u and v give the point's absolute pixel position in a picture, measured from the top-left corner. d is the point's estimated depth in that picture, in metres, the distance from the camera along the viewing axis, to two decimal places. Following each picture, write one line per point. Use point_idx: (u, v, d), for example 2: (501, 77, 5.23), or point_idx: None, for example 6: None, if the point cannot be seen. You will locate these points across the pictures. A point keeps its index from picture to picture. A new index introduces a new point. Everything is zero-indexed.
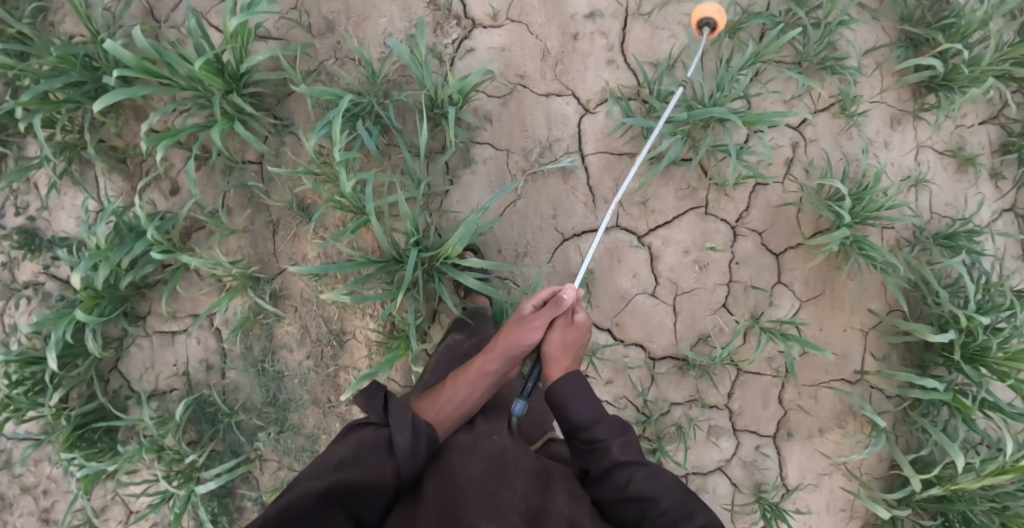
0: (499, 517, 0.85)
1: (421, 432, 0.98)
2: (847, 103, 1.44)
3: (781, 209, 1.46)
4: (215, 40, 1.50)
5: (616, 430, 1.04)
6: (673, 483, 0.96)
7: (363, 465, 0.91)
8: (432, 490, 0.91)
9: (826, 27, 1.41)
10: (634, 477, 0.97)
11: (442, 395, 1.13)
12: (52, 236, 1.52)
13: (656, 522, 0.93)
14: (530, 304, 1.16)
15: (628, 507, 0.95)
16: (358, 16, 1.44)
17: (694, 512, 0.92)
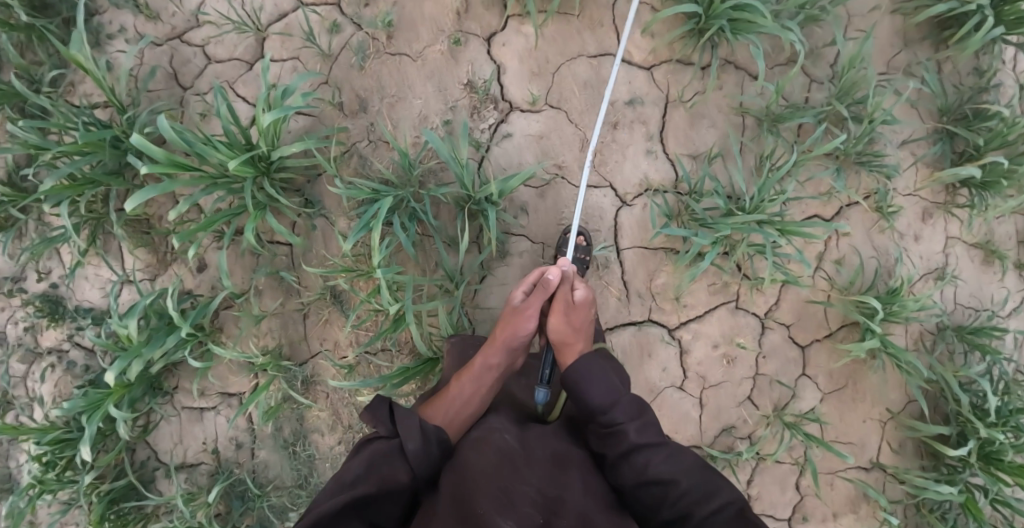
0: (515, 511, 0.90)
1: (430, 433, 1.02)
2: (882, 203, 1.44)
3: (809, 304, 1.47)
4: (243, 112, 1.47)
5: (633, 412, 1.04)
6: (691, 463, 0.98)
7: (378, 474, 0.96)
8: (449, 488, 0.96)
9: (870, 125, 1.40)
10: (653, 460, 0.99)
11: (448, 395, 1.14)
12: (75, 306, 1.50)
13: (676, 503, 0.95)
14: (519, 293, 1.18)
15: (647, 490, 0.98)
16: (393, 97, 1.40)
17: (714, 492, 0.95)
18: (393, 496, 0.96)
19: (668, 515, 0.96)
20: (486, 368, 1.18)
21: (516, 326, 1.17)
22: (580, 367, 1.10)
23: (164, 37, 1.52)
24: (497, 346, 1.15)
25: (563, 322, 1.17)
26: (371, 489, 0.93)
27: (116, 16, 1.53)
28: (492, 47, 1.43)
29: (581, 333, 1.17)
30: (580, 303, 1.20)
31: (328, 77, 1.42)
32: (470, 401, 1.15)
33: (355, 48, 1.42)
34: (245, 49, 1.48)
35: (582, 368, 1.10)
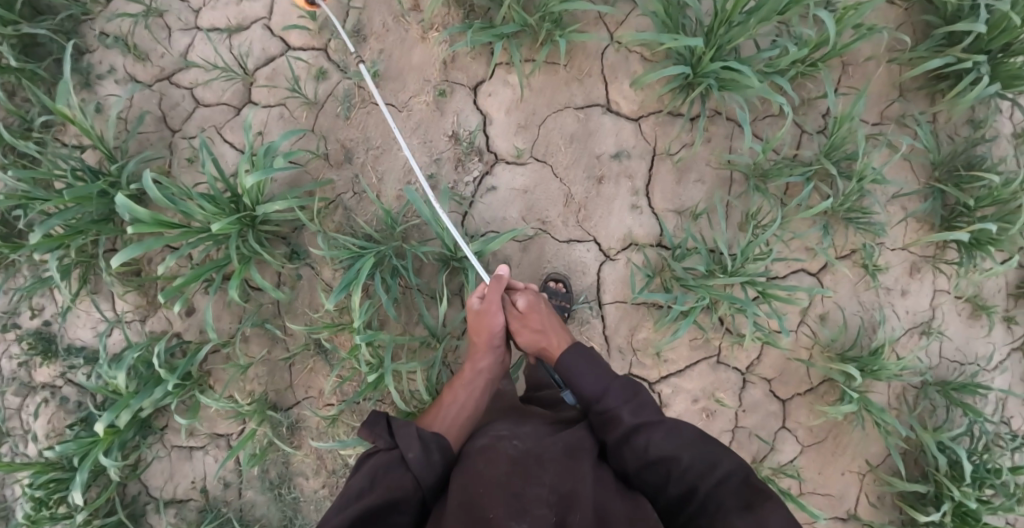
0: (527, 512, 0.89)
1: (430, 441, 1.04)
2: (867, 261, 1.43)
3: (791, 359, 1.47)
4: (230, 157, 1.48)
5: (625, 397, 1.09)
6: (691, 436, 1.00)
7: (382, 486, 0.96)
8: (456, 493, 0.95)
9: (859, 182, 1.38)
10: (652, 440, 1.01)
11: (443, 404, 1.21)
12: (68, 344, 1.52)
13: (683, 479, 0.97)
14: (475, 297, 1.24)
15: (651, 470, 0.99)
16: (378, 148, 1.40)
17: (717, 461, 0.96)
18: (400, 508, 0.95)
19: (676, 492, 0.97)
20: (474, 373, 1.25)
21: (486, 327, 1.24)
22: (564, 364, 1.17)
23: (153, 78, 1.54)
24: (477, 351, 1.23)
25: (528, 317, 1.24)
26: (376, 500, 0.93)
27: (106, 55, 1.55)
28: (478, 97, 1.42)
29: (545, 328, 1.23)
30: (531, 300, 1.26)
31: (314, 126, 1.43)
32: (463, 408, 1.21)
33: (341, 97, 1.43)
34: (232, 93, 1.49)
35: (564, 363, 1.16)
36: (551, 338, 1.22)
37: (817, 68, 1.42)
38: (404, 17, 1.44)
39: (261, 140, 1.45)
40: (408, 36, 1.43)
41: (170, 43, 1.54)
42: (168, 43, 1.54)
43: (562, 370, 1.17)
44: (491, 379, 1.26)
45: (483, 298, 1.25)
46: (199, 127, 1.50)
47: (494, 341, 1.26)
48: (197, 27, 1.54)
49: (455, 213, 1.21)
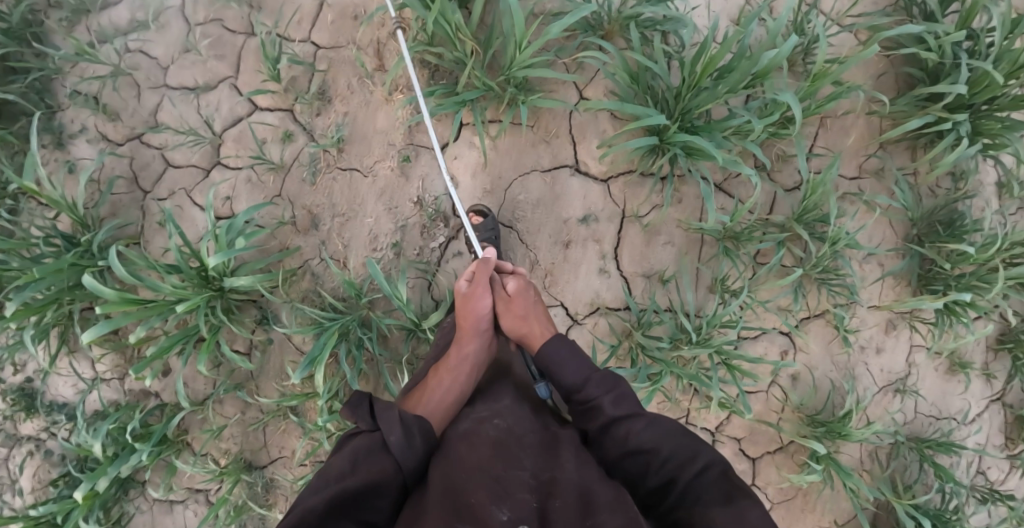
0: (508, 497, 0.87)
1: (413, 426, 1.00)
2: (838, 324, 1.42)
3: (761, 419, 1.47)
4: (200, 219, 1.49)
5: (607, 387, 1.07)
6: (672, 427, 0.98)
7: (364, 471, 0.92)
8: (438, 478, 0.93)
9: (833, 246, 1.36)
10: (632, 430, 1.00)
11: (427, 389, 1.15)
12: (50, 400, 1.56)
13: (662, 471, 0.95)
14: (464, 280, 1.23)
15: (632, 459, 0.98)
16: (344, 214, 1.40)
17: (697, 453, 0.94)
18: (381, 492, 0.91)
19: (656, 483, 0.95)
20: (460, 359, 1.20)
21: (473, 309, 1.22)
22: (548, 353, 1.16)
23: (124, 138, 1.55)
24: (465, 333, 1.20)
25: (514, 302, 1.23)
26: (355, 485, 0.88)
27: (77, 114, 1.56)
28: (443, 159, 1.41)
29: (530, 312, 1.23)
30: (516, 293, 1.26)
31: (281, 190, 1.44)
32: (450, 391, 1.16)
33: (307, 162, 1.43)
34: (199, 154, 1.49)
35: (546, 351, 1.16)
36: (534, 325, 1.22)
37: (789, 128, 1.39)
38: (369, 78, 1.43)
39: (230, 203, 1.46)
40: (372, 98, 1.42)
41: (139, 101, 1.55)
42: (137, 101, 1.55)
43: (546, 359, 1.16)
44: (475, 367, 1.22)
45: (470, 283, 1.24)
46: (170, 188, 1.50)
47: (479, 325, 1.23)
48: (166, 85, 1.54)
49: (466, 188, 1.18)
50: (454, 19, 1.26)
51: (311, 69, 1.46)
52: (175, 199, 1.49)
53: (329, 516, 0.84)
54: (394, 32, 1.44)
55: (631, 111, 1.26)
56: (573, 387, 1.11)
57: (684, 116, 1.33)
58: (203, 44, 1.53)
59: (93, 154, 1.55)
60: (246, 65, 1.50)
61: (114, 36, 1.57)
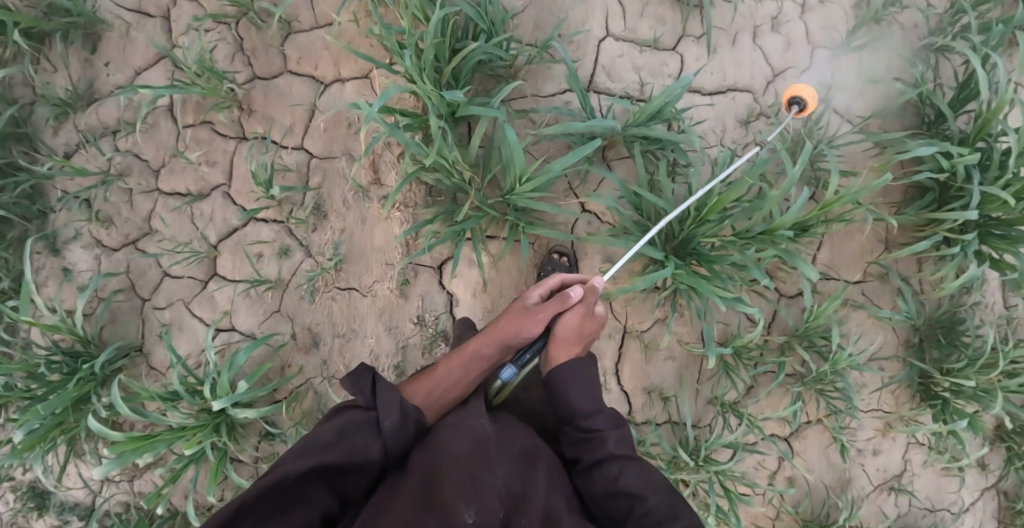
0: (479, 500, 0.87)
1: (409, 415, 1.00)
2: (835, 434, 1.43)
3: (758, 520, 1.50)
4: (199, 330, 1.48)
5: (610, 424, 1.07)
6: (661, 482, 0.98)
7: (348, 444, 0.93)
8: (419, 465, 0.94)
9: (835, 365, 1.35)
10: (622, 473, 1.00)
11: (434, 374, 1.14)
12: (61, 500, 1.58)
13: (642, 520, 0.95)
14: (538, 296, 1.18)
15: (614, 501, 0.97)
16: (344, 333, 1.41)
17: (679, 512, 0.93)
18: (362, 469, 0.92)
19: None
20: (477, 356, 1.17)
21: (522, 326, 1.17)
22: (568, 373, 1.15)
23: (118, 243, 1.52)
24: (499, 340, 1.15)
25: (566, 331, 1.18)
26: (339, 458, 0.90)
27: (70, 218, 1.54)
28: (443, 278, 1.40)
29: (579, 340, 1.18)
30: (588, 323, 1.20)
31: (280, 306, 1.43)
32: (452, 388, 1.14)
33: (305, 279, 1.42)
34: (195, 265, 1.47)
35: (564, 373, 1.14)
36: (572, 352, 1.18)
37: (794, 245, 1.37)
38: (364, 193, 1.40)
39: (229, 318, 1.45)
40: (368, 214, 1.40)
41: (132, 207, 1.52)
42: (130, 207, 1.52)
43: (557, 378, 1.16)
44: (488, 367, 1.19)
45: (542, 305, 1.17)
46: (168, 298, 1.49)
47: (520, 336, 1.19)
48: (158, 190, 1.51)
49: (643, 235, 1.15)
50: (452, 157, 1.23)
51: (305, 180, 1.43)
52: (175, 311, 1.48)
53: (308, 480, 0.86)
54: (388, 143, 1.39)
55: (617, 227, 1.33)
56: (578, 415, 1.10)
57: (687, 241, 1.31)
58: (194, 149, 1.49)
59: (88, 259, 1.53)
60: (238, 172, 1.47)
61: (103, 138, 1.54)
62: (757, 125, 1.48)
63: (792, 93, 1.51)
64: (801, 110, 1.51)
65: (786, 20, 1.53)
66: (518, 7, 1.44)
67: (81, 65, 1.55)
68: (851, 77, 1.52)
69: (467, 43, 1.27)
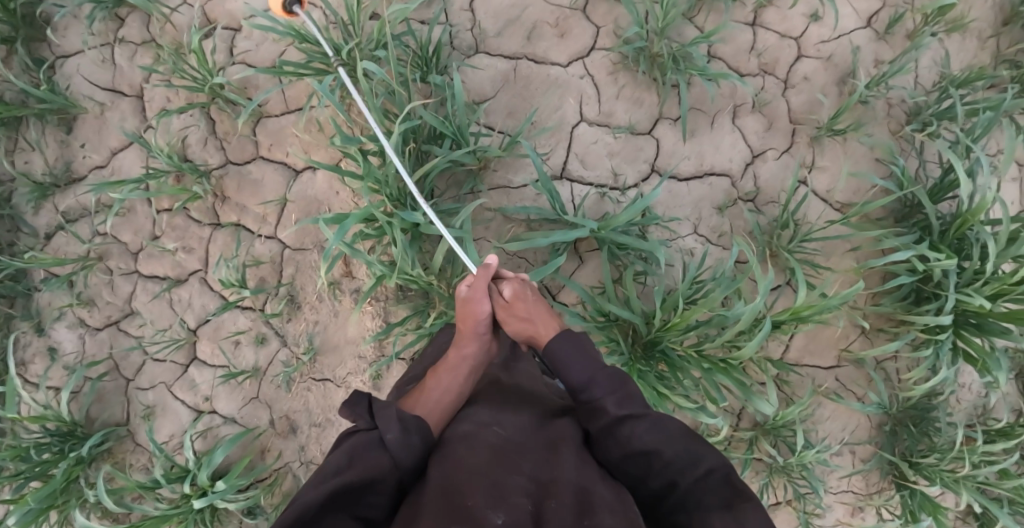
0: (504, 502, 0.82)
1: (409, 423, 0.96)
2: (804, 521, 1.45)
3: None
4: (180, 411, 1.51)
5: (614, 386, 1.01)
6: (678, 428, 0.92)
7: (360, 466, 0.88)
8: (438, 478, 0.88)
9: (803, 460, 1.36)
10: (636, 430, 0.93)
11: (425, 388, 1.14)
12: None
13: (665, 472, 0.89)
14: (466, 279, 1.19)
15: (635, 460, 0.91)
16: (321, 421, 1.44)
17: (701, 456, 0.88)
18: (378, 488, 0.87)
19: (659, 485, 0.89)
20: (459, 359, 1.18)
21: (473, 313, 1.18)
22: (558, 349, 1.09)
23: (100, 324, 1.55)
24: (463, 334, 1.16)
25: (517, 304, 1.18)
26: (352, 479, 0.84)
27: (53, 298, 1.56)
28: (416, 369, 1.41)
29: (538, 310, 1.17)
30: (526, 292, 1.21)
31: (258, 394, 1.46)
32: (447, 393, 1.13)
33: (281, 368, 1.45)
34: (174, 350, 1.49)
35: (556, 350, 1.09)
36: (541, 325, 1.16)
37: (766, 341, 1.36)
38: (336, 287, 1.42)
39: (209, 403, 1.48)
40: (339, 307, 1.42)
41: (113, 289, 1.54)
42: (111, 290, 1.54)
43: (551, 358, 1.10)
44: (474, 366, 1.18)
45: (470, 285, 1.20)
46: (151, 379, 1.52)
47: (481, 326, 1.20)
48: (137, 272, 1.53)
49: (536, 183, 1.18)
50: (414, 273, 1.24)
51: (278, 271, 1.45)
52: (158, 392, 1.51)
53: (324, 512, 0.80)
54: None
55: (584, 329, 1.34)
56: (579, 387, 1.05)
57: (655, 343, 1.30)
58: (170, 236, 1.51)
59: (71, 339, 1.56)
60: (214, 259, 1.49)
61: (85, 219, 1.56)
62: (734, 210, 1.46)
63: (771, 176, 1.49)
64: (780, 193, 1.48)
65: (767, 100, 1.50)
66: (490, 94, 1.44)
67: (59, 147, 1.58)
68: (833, 159, 1.50)
69: (431, 150, 1.27)
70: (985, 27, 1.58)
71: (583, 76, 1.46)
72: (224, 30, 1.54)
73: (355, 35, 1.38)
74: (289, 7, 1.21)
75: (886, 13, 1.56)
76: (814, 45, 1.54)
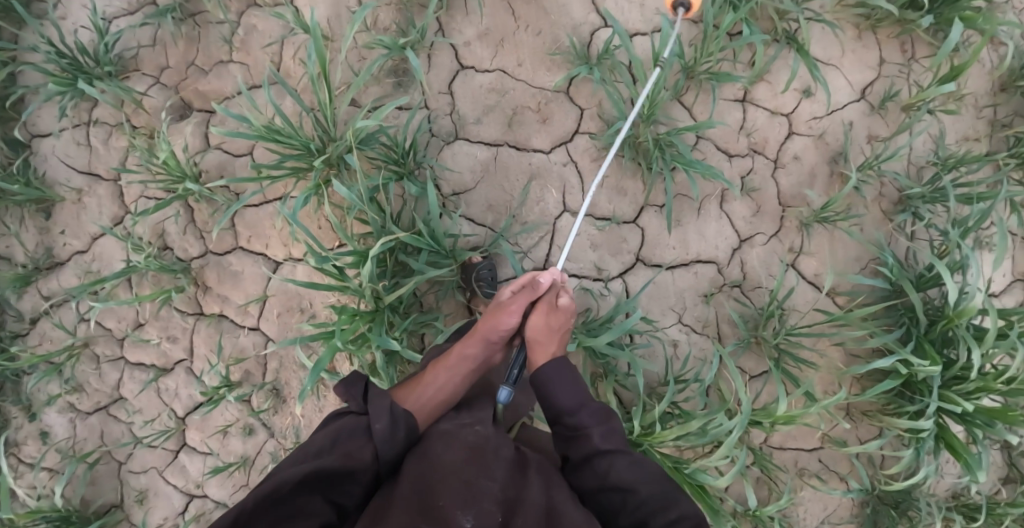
0: (476, 504, 0.90)
1: (399, 417, 1.06)
2: None
3: None
4: (173, 496, 1.52)
5: (601, 417, 1.08)
6: (654, 472, 1.01)
7: (343, 449, 0.99)
8: (414, 473, 0.98)
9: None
10: (613, 466, 1.02)
11: (423, 380, 1.20)
12: None
13: (635, 512, 0.97)
14: (507, 289, 1.22)
15: (609, 494, 1.00)
16: None
17: (672, 502, 0.96)
18: (355, 476, 0.96)
19: (626, 522, 0.98)
20: (461, 359, 1.22)
21: (495, 321, 1.21)
22: (558, 367, 1.15)
23: (91, 408, 1.56)
24: (474, 338, 1.20)
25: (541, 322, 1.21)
26: (335, 464, 0.94)
27: (42, 383, 1.56)
28: None
29: (551, 335, 1.20)
30: (556, 314, 1.23)
31: (248, 482, 1.48)
32: (441, 389, 1.19)
33: (269, 458, 1.46)
34: (163, 439, 1.51)
35: (556, 368, 1.14)
36: (551, 343, 1.20)
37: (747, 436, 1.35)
38: (320, 382, 1.43)
39: (201, 488, 1.51)
40: (325, 402, 1.44)
41: (101, 376, 1.55)
42: (98, 376, 1.55)
43: (541, 378, 1.15)
44: (474, 368, 1.23)
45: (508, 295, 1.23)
46: (143, 463, 1.53)
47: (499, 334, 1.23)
48: (124, 359, 1.54)
49: (583, 213, 1.17)
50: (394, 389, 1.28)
51: (263, 365, 1.45)
52: (149, 477, 1.53)
53: (302, 489, 0.89)
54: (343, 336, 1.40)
55: None
56: (565, 411, 1.11)
57: (636, 447, 1.30)
58: (155, 325, 1.51)
59: (63, 423, 1.57)
60: (199, 350, 1.49)
61: (69, 304, 1.55)
62: (718, 298, 1.45)
63: (758, 262, 1.47)
64: (767, 278, 1.47)
65: (756, 183, 1.48)
66: (470, 185, 1.41)
67: (40, 232, 1.56)
68: (822, 243, 1.48)
69: (408, 263, 1.27)
70: (979, 97, 1.57)
71: (566, 163, 1.42)
72: (200, 113, 1.52)
73: (329, 131, 1.34)
74: None
75: (879, 86, 1.53)
76: (805, 122, 1.50)
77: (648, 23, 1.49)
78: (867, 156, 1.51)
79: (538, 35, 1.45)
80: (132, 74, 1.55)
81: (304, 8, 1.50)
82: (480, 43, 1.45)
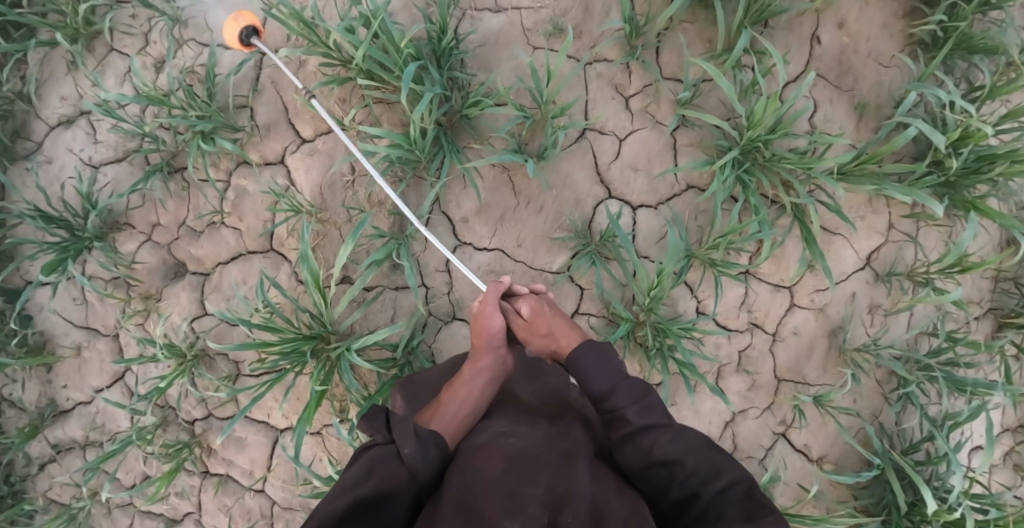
0: (523, 513, 0.82)
1: (427, 436, 0.96)
2: None
3: None
4: None
5: (632, 397, 1.01)
6: (699, 443, 0.93)
7: (377, 477, 0.88)
8: (454, 491, 0.89)
9: None
10: (658, 441, 0.94)
11: (441, 404, 1.13)
12: None
13: (686, 483, 0.90)
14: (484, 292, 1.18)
15: (656, 472, 0.93)
16: None
17: (721, 470, 0.89)
18: (392, 502, 0.87)
19: (678, 496, 0.91)
20: (474, 374, 1.16)
21: (487, 326, 1.16)
22: (577, 358, 1.09)
23: None
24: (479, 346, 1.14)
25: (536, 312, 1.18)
26: (368, 492, 0.85)
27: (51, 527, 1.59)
28: None
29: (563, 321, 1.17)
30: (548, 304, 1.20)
31: None
32: (463, 406, 1.11)
33: None
34: None
35: (576, 356, 1.09)
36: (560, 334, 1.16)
37: None
38: None
39: None
40: None
41: (111, 521, 1.59)
42: (110, 520, 1.59)
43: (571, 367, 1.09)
44: (491, 379, 1.16)
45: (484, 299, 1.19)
46: None
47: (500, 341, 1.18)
48: (135, 506, 1.58)
49: (453, 235, 1.12)
50: None
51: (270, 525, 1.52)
52: None
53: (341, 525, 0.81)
54: None
55: None
56: (598, 395, 1.04)
57: None
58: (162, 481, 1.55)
59: None
60: (207, 506, 1.54)
61: (77, 452, 1.58)
62: None
63: (750, 434, 1.50)
64: (759, 449, 1.50)
65: (753, 358, 1.49)
66: None
67: (41, 383, 1.57)
68: (813, 418, 1.50)
69: None
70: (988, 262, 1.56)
71: None
72: (194, 275, 1.50)
73: (329, 328, 1.34)
74: (250, 30, 1.24)
75: (886, 252, 1.51)
76: (808, 294, 1.49)
77: (654, 194, 1.44)
78: (866, 327, 1.50)
79: (539, 212, 1.42)
80: (123, 228, 1.52)
81: (297, 172, 1.45)
82: (478, 219, 1.42)
